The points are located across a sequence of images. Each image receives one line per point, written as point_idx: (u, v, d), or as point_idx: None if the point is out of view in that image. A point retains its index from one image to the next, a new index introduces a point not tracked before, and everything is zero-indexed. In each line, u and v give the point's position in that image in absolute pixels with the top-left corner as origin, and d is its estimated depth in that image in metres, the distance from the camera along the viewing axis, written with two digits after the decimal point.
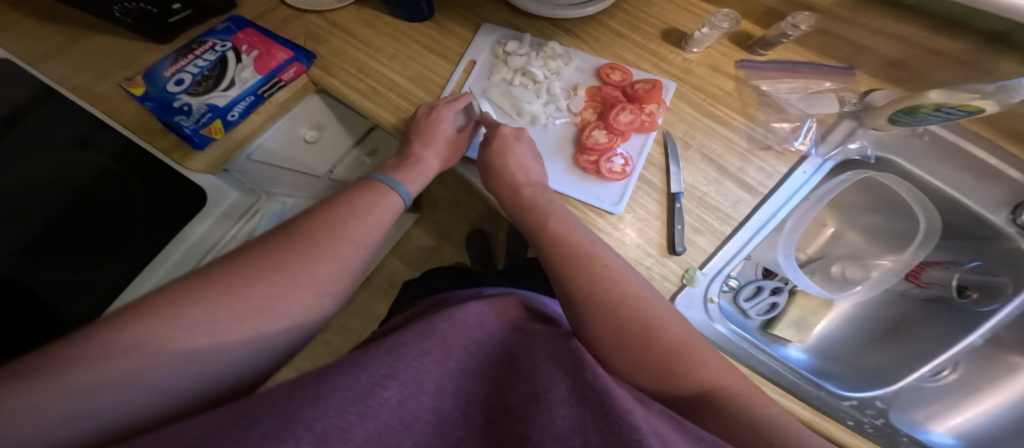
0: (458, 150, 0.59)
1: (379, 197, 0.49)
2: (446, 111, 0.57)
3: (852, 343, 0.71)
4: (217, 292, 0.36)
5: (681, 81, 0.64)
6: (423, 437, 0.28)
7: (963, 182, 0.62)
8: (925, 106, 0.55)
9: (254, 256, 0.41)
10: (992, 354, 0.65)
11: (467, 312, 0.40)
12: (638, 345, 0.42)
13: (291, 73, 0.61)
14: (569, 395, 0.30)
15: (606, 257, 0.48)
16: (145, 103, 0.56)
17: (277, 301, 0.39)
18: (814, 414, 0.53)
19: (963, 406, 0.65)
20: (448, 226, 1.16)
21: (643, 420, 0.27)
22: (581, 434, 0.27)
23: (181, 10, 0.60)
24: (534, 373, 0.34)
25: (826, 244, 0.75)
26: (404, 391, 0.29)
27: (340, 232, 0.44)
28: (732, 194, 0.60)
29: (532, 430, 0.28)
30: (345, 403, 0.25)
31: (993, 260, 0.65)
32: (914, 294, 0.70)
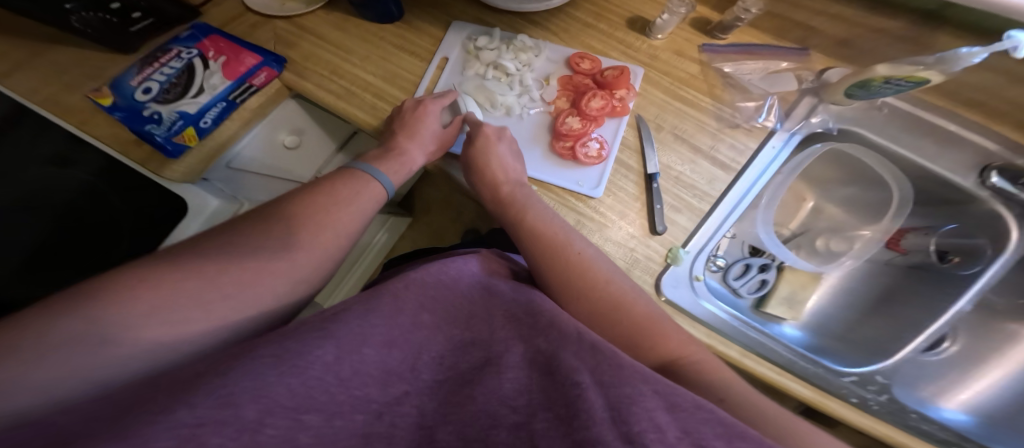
0: (444, 144, 0.58)
1: (360, 188, 0.50)
2: (432, 106, 0.57)
3: (845, 317, 0.70)
4: (185, 279, 0.37)
5: (648, 67, 0.65)
6: (360, 390, 0.29)
7: (926, 149, 0.64)
8: (875, 80, 0.57)
9: (224, 242, 0.41)
10: (988, 322, 0.68)
11: (427, 272, 0.39)
12: (605, 317, 0.44)
13: (261, 78, 0.61)
14: (521, 360, 0.33)
15: (570, 235, 0.50)
16: (113, 112, 0.55)
17: (248, 288, 0.39)
18: (815, 393, 0.55)
19: (971, 378, 0.66)
20: (440, 228, 1.15)
21: (586, 381, 0.31)
22: (525, 394, 0.31)
23: (141, 19, 0.61)
24: (489, 338, 0.36)
25: (807, 219, 0.76)
26: (342, 349, 0.29)
27: (324, 219, 0.46)
28: (707, 171, 0.61)
29: (479, 392, 0.31)
30: (266, 369, 0.26)
31: (969, 223, 0.66)
32: (898, 263, 0.71)
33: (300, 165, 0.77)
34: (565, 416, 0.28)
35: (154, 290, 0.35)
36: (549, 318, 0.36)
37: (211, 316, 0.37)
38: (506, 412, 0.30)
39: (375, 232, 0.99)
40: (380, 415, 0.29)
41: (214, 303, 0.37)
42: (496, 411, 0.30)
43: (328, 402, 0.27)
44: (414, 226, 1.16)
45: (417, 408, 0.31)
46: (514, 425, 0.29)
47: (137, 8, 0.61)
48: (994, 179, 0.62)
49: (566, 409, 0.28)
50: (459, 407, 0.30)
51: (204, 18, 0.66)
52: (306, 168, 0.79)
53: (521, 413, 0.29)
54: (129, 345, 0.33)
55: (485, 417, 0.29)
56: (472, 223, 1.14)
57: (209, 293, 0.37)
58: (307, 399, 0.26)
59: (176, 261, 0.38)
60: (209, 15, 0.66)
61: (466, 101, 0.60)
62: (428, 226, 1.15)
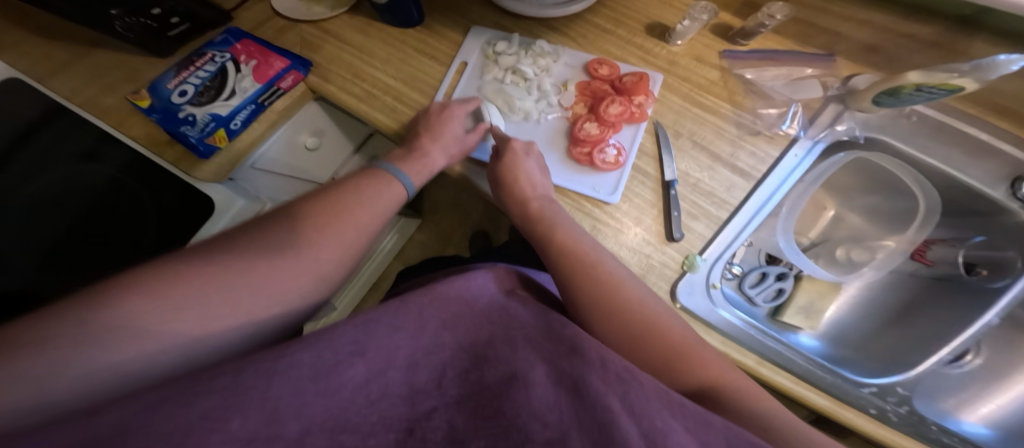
0: (466, 149, 0.59)
1: (379, 191, 0.51)
2: (457, 110, 0.58)
3: (865, 328, 0.69)
4: (213, 276, 0.38)
5: (667, 72, 0.65)
6: (391, 411, 0.30)
7: (955, 159, 0.63)
8: (906, 86, 0.56)
9: (252, 238, 0.43)
10: (1012, 338, 0.65)
11: (451, 286, 0.41)
12: (624, 332, 0.44)
13: (289, 81, 0.62)
14: (549, 377, 0.33)
15: (600, 255, 0.49)
16: (151, 114, 0.58)
17: (274, 283, 0.41)
18: (832, 402, 0.54)
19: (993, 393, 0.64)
20: (453, 230, 1.16)
21: (618, 401, 0.30)
22: (557, 413, 0.30)
23: (179, 24, 0.62)
24: (513, 354, 0.35)
25: (827, 227, 0.75)
26: (372, 371, 0.31)
27: (348, 219, 0.47)
28: (726, 178, 0.61)
29: (506, 406, 0.30)
30: (303, 385, 0.28)
31: (998, 234, 0.64)
32: (922, 274, 0.69)
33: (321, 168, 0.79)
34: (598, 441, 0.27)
35: (187, 282, 0.37)
36: (574, 343, 0.36)
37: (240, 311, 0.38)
38: (538, 428, 0.28)
39: (385, 235, 1.00)
40: (410, 431, 0.29)
41: (241, 298, 0.39)
42: (525, 425, 0.29)
43: (360, 423, 0.28)
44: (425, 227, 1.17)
45: (448, 423, 0.30)
46: (547, 442, 0.28)
47: (175, 14, 0.62)
48: None
49: (600, 433, 0.27)
50: (490, 421, 0.30)
51: (234, 22, 0.68)
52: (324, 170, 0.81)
53: (553, 430, 0.28)
54: (158, 339, 0.34)
55: (517, 433, 0.28)
56: (482, 224, 1.15)
57: (235, 289, 0.39)
58: (341, 421, 0.28)
59: (208, 256, 0.40)
60: (238, 19, 0.69)
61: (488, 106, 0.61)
62: (437, 227, 1.16)
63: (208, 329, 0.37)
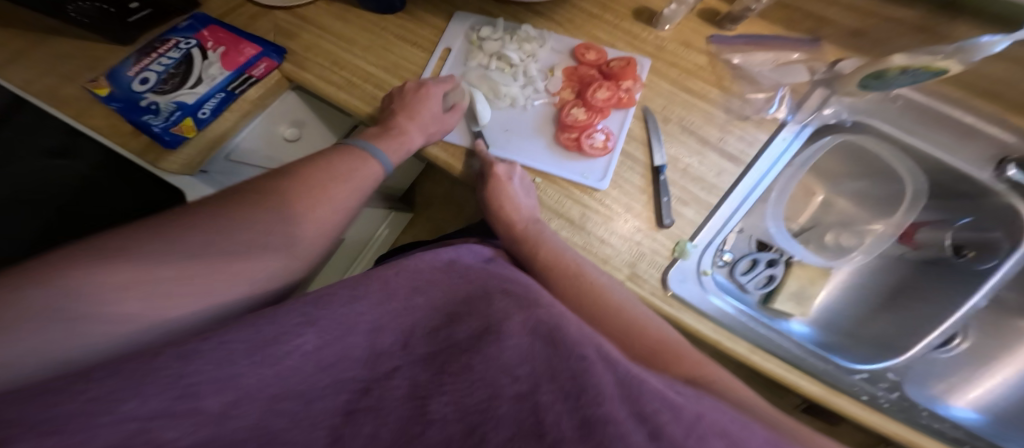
0: (444, 126, 0.57)
1: (349, 172, 0.48)
2: (434, 89, 0.56)
3: (855, 314, 0.69)
4: (163, 255, 0.36)
5: (655, 58, 0.64)
6: (347, 373, 0.29)
7: (943, 141, 0.63)
8: (891, 70, 0.56)
9: (210, 210, 0.40)
10: (1000, 320, 0.66)
11: (421, 259, 0.41)
12: (601, 312, 0.45)
13: (261, 69, 0.60)
14: (523, 327, 0.31)
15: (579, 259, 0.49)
16: (110, 103, 0.55)
17: (237, 261, 0.39)
18: (827, 393, 0.53)
19: (982, 377, 0.65)
20: (443, 223, 1.15)
21: (593, 352, 0.29)
22: (528, 362, 0.28)
23: (139, 9, 0.59)
24: (486, 310, 0.33)
25: (817, 212, 0.75)
26: (324, 337, 0.29)
27: (319, 197, 0.45)
28: (715, 164, 0.60)
29: (476, 360, 0.29)
30: (236, 355, 0.26)
31: (985, 215, 0.64)
32: (910, 257, 0.70)
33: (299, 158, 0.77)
34: (572, 390, 0.26)
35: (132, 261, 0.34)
36: (548, 301, 0.34)
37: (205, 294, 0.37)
38: (506, 382, 0.27)
39: (379, 226, 0.99)
40: (367, 391, 0.28)
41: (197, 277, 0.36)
42: (495, 380, 0.27)
43: (309, 389, 0.27)
44: (415, 221, 1.15)
45: (409, 380, 0.29)
46: (517, 394, 0.26)
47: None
48: (1011, 172, 0.60)
49: (573, 381, 0.26)
50: (456, 378, 0.28)
51: (204, 9, 0.65)
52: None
53: (523, 384, 0.27)
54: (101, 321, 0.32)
55: (483, 388, 0.27)
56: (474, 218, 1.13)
57: (186, 268, 0.36)
58: (288, 389, 0.27)
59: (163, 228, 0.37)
60: (209, 5, 0.66)
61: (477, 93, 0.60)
62: (428, 221, 1.15)
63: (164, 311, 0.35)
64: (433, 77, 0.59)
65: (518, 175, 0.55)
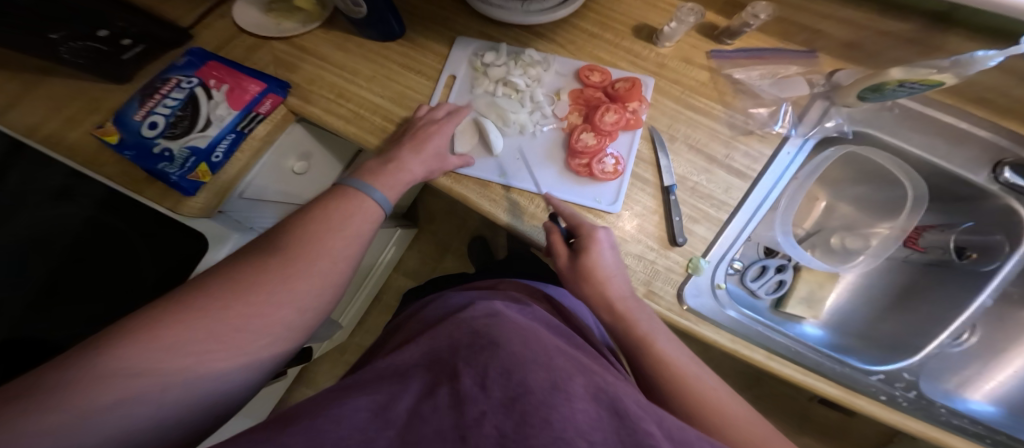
0: (445, 163, 0.57)
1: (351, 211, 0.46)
2: (448, 126, 0.57)
3: (865, 315, 0.72)
4: (194, 329, 0.35)
5: (657, 76, 0.65)
6: (439, 424, 0.30)
7: (938, 147, 0.65)
8: (889, 83, 0.57)
9: (228, 276, 0.39)
10: (1008, 311, 0.70)
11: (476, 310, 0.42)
12: (647, 355, 0.46)
13: (268, 105, 0.59)
14: (586, 391, 0.32)
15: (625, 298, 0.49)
16: (122, 151, 0.54)
17: (257, 317, 0.38)
18: (843, 392, 0.55)
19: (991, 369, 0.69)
20: (448, 238, 1.17)
21: (657, 426, 0.30)
22: (598, 430, 0.29)
23: (133, 45, 0.58)
24: (549, 363, 0.34)
25: (821, 217, 0.78)
26: (417, 397, 0.32)
27: (321, 246, 0.43)
28: (723, 180, 0.62)
29: (553, 416, 0.29)
30: (365, 421, 0.30)
31: (984, 219, 0.68)
32: (915, 260, 0.73)
33: (306, 189, 0.77)
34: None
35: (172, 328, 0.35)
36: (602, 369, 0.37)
37: (236, 357, 0.37)
38: (583, 445, 0.28)
39: (385, 248, 1.00)
40: (465, 438, 0.29)
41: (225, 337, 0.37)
42: (574, 440, 0.28)
43: (421, 439, 0.29)
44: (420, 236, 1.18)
45: (497, 428, 0.29)
46: None
47: (126, 35, 0.58)
48: (1006, 174, 0.63)
49: None
50: (537, 431, 0.28)
51: (197, 42, 0.64)
52: (308, 190, 0.78)
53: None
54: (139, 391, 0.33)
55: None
56: (478, 230, 1.17)
57: (219, 327, 0.36)
58: (403, 438, 0.29)
59: (190, 298, 0.37)
60: (201, 38, 0.64)
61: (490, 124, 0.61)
62: (431, 237, 1.17)
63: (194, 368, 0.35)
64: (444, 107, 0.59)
65: (613, 246, 0.51)
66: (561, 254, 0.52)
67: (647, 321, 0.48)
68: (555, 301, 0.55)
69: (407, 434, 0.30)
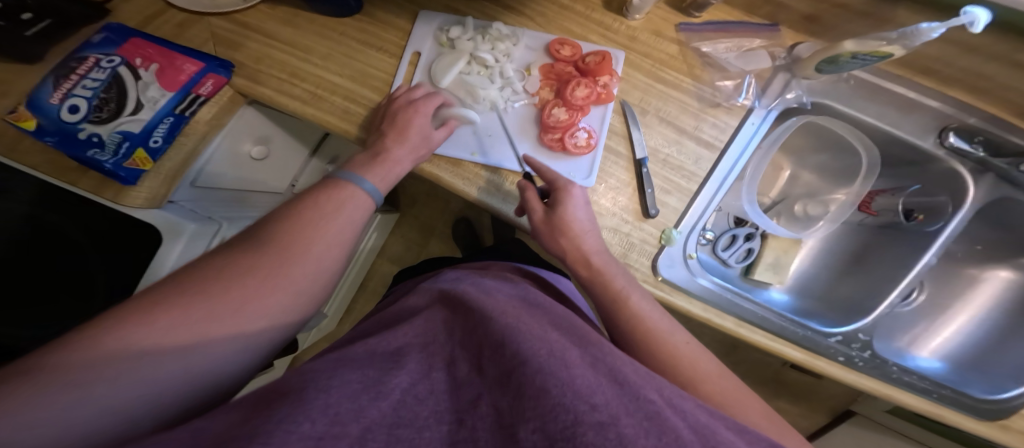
0: (431, 145, 0.54)
1: (346, 198, 0.47)
2: (424, 107, 0.54)
3: (826, 277, 0.76)
4: (198, 305, 0.35)
5: (628, 49, 0.64)
6: (438, 406, 0.30)
7: (889, 115, 0.67)
8: (843, 55, 0.58)
9: (225, 258, 0.40)
10: (956, 270, 0.76)
11: (474, 288, 0.43)
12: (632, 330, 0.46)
13: (209, 86, 0.55)
14: (584, 360, 0.32)
15: (607, 259, 0.50)
16: (44, 139, 0.49)
17: (256, 299, 0.38)
18: (805, 355, 0.58)
19: (941, 328, 0.74)
20: (431, 221, 1.16)
21: (658, 395, 0.31)
22: (600, 393, 0.29)
23: (35, 20, 0.52)
24: (547, 336, 0.34)
25: (785, 187, 0.80)
26: (415, 376, 0.32)
27: (318, 233, 0.43)
28: (693, 152, 0.62)
29: (551, 383, 0.28)
30: (356, 391, 0.29)
31: (929, 182, 0.71)
32: (870, 223, 0.77)
33: (269, 176, 0.72)
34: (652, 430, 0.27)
35: (175, 311, 0.35)
36: (604, 343, 0.37)
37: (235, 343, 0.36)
38: (585, 410, 0.27)
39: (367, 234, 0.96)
40: (461, 422, 0.29)
41: (227, 317, 0.36)
42: (574, 405, 0.27)
43: (415, 418, 0.29)
44: (403, 221, 1.16)
45: (494, 407, 0.29)
46: (599, 423, 0.26)
47: (28, 8, 0.52)
48: (951, 139, 0.66)
49: (649, 420, 0.28)
50: (536, 400, 0.28)
51: (118, 17, 0.57)
52: (279, 179, 0.74)
53: (604, 413, 0.27)
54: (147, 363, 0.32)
55: (566, 414, 0.27)
56: (465, 213, 1.15)
57: (219, 306, 0.36)
58: (397, 417, 0.28)
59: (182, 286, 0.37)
60: (121, 14, 0.58)
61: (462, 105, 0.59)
62: (416, 220, 1.16)
63: (202, 344, 0.35)
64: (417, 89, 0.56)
65: (587, 201, 0.53)
66: (536, 209, 0.51)
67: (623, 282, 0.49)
68: (545, 280, 0.56)
69: (401, 412, 0.29)
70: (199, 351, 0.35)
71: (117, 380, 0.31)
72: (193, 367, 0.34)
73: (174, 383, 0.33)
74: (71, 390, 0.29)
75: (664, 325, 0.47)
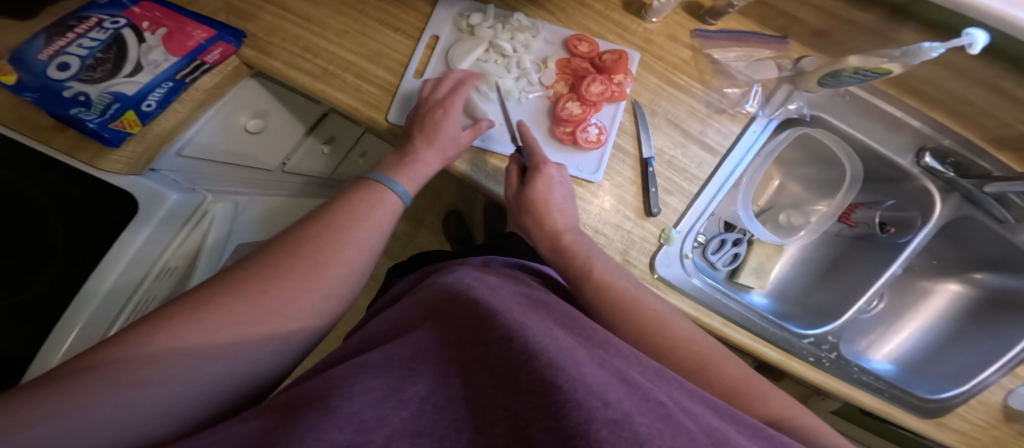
0: (460, 144, 0.55)
1: (377, 201, 0.50)
2: (452, 108, 0.54)
3: (801, 284, 0.81)
4: (225, 313, 0.38)
5: (644, 51, 0.65)
6: (458, 415, 0.31)
7: (877, 133, 0.71)
8: (846, 70, 0.61)
9: (257, 262, 0.43)
10: (912, 281, 0.82)
11: (485, 287, 0.44)
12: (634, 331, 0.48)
13: (215, 54, 0.52)
14: (594, 360, 0.33)
15: (638, 288, 0.51)
16: (23, 94, 0.45)
17: (280, 305, 0.41)
18: (782, 355, 0.63)
19: (895, 333, 0.81)
20: (421, 210, 1.15)
21: (668, 398, 0.31)
22: (611, 392, 0.29)
23: None
24: (555, 336, 0.35)
25: (772, 196, 0.84)
26: (432, 385, 0.33)
27: (340, 237, 0.46)
28: (697, 155, 0.64)
29: (562, 379, 0.29)
30: (378, 399, 0.30)
31: (904, 197, 0.76)
32: (845, 234, 0.82)
33: (263, 151, 0.71)
34: (666, 429, 0.27)
35: (216, 311, 0.38)
36: (611, 345, 0.37)
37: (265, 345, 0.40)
38: (599, 405, 0.27)
39: None
40: (479, 429, 0.30)
41: (261, 322, 0.40)
42: (588, 401, 0.27)
43: (434, 428, 0.30)
44: None
45: (507, 409, 0.30)
46: (614, 420, 0.26)
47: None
48: (927, 159, 0.71)
49: (661, 421, 0.28)
50: (546, 398, 0.28)
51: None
52: (272, 152, 0.73)
53: (618, 411, 0.27)
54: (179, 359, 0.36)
55: (577, 411, 0.26)
56: (455, 204, 1.14)
57: (252, 309, 0.40)
58: (419, 427, 0.30)
59: (223, 286, 0.41)
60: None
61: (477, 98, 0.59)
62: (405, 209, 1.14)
63: (239, 346, 0.39)
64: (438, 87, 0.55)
65: (562, 182, 0.57)
66: (512, 181, 0.57)
67: (623, 280, 0.50)
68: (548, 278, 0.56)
69: (421, 422, 0.30)
70: (221, 357, 0.38)
71: (146, 377, 0.34)
72: (225, 371, 0.38)
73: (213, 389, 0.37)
74: (115, 390, 0.33)
75: (658, 308, 0.49)
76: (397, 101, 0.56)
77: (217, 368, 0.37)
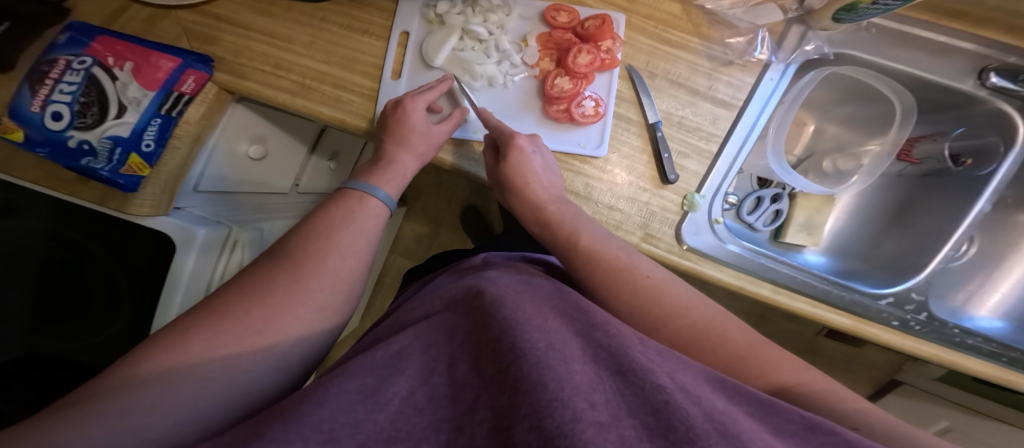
0: (435, 142, 0.52)
1: (355, 207, 0.48)
2: (413, 104, 0.51)
3: (866, 237, 0.71)
4: (224, 335, 0.36)
5: (628, 11, 0.61)
6: (440, 413, 0.26)
7: (921, 61, 0.62)
8: (862, 2, 0.54)
9: (245, 284, 0.40)
10: (1004, 217, 0.69)
11: (474, 279, 0.39)
12: (659, 326, 0.42)
13: (191, 83, 0.52)
14: (583, 352, 0.28)
15: (631, 257, 0.46)
16: (35, 150, 0.48)
17: (275, 321, 0.38)
18: (856, 321, 0.53)
19: (997, 283, 0.67)
20: (438, 212, 1.13)
21: (667, 377, 0.25)
22: (600, 391, 0.24)
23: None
24: (544, 325, 0.29)
25: (811, 142, 0.76)
26: (415, 382, 0.28)
27: (326, 245, 0.44)
28: (709, 112, 0.58)
29: (549, 378, 0.24)
30: (352, 403, 0.25)
31: (974, 123, 0.65)
32: (910, 173, 0.72)
33: (273, 176, 0.71)
34: (656, 427, 0.22)
35: (205, 334, 0.35)
36: (606, 322, 0.32)
37: (266, 358, 0.37)
38: (585, 407, 0.22)
39: None
40: (460, 430, 0.25)
41: (252, 336, 0.37)
42: (573, 401, 0.23)
43: (411, 430, 0.25)
44: (409, 217, 1.13)
45: (492, 409, 0.25)
46: (600, 423, 0.22)
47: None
48: (994, 79, 0.61)
49: (655, 416, 0.23)
50: (530, 397, 0.23)
51: (79, 17, 0.54)
52: (278, 176, 0.72)
53: (604, 412, 0.23)
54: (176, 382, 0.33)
55: (562, 409, 0.22)
56: (471, 200, 1.12)
57: (247, 329, 0.37)
58: (394, 431, 0.25)
59: (212, 310, 0.37)
60: (83, 11, 0.54)
61: (462, 86, 0.56)
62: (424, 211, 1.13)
63: (227, 361, 0.35)
64: (413, 90, 0.53)
65: (538, 150, 0.52)
66: (489, 161, 0.54)
67: (618, 250, 0.46)
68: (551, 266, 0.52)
69: (399, 425, 0.25)
70: (220, 372, 0.35)
71: (140, 399, 0.31)
72: (219, 386, 0.34)
73: (209, 408, 0.33)
74: (109, 420, 0.29)
75: (683, 297, 0.44)
76: (379, 105, 0.54)
77: (223, 383, 0.34)
